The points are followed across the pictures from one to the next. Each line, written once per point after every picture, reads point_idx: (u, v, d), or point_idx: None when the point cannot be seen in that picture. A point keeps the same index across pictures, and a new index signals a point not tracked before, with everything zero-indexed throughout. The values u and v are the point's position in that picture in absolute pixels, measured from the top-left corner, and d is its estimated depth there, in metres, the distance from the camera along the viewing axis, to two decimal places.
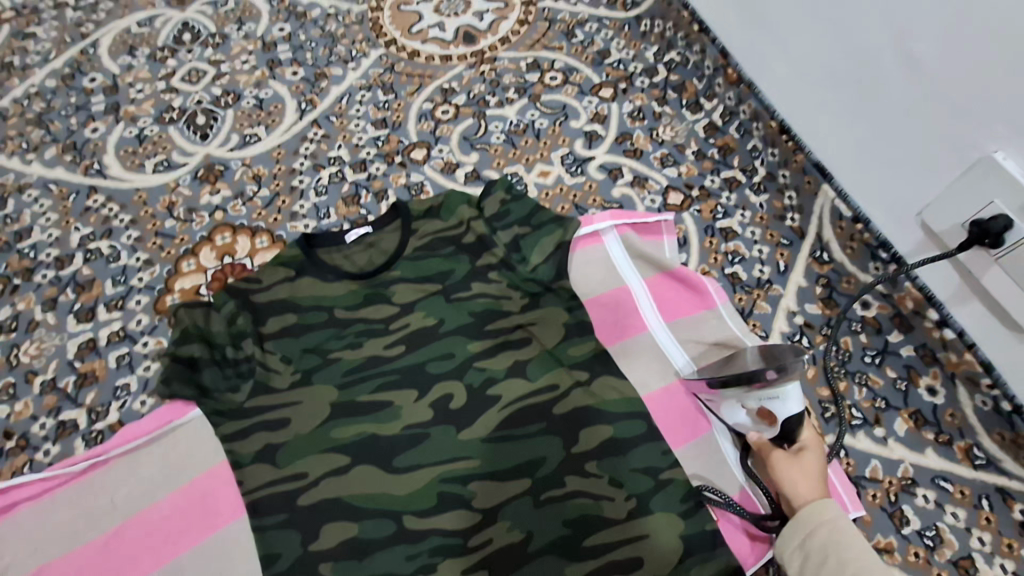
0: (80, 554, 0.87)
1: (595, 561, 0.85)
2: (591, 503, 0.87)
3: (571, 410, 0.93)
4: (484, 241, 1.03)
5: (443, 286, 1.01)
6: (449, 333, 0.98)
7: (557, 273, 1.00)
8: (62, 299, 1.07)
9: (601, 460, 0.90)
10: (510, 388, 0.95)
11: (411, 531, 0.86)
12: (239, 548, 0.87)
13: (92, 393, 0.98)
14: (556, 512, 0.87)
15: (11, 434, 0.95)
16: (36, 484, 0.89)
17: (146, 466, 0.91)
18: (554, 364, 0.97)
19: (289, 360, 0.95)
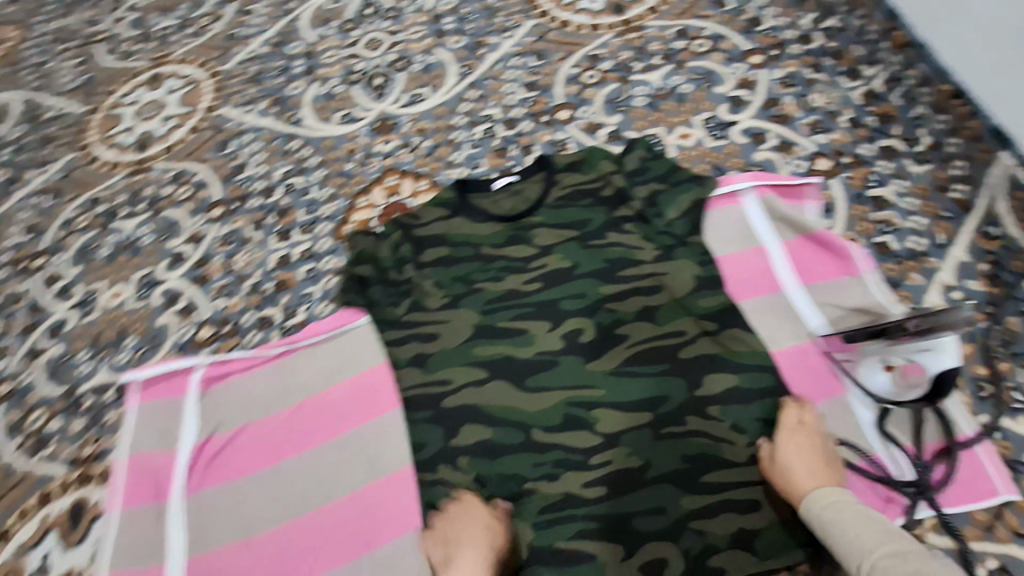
0: (273, 419, 1.07)
1: (711, 497, 0.89)
2: (711, 444, 0.92)
3: (696, 356, 0.97)
4: (622, 194, 1.09)
5: (580, 233, 1.07)
6: (583, 275, 1.04)
7: (692, 229, 1.06)
8: (267, 222, 1.30)
9: (724, 406, 0.93)
10: (638, 330, 0.99)
11: (538, 443, 0.94)
12: (395, 432, 1.02)
13: (287, 296, 1.20)
14: (675, 447, 0.92)
15: (227, 321, 1.19)
16: (245, 360, 1.11)
17: (325, 358, 1.10)
18: (683, 313, 1.00)
19: (441, 285, 1.06)
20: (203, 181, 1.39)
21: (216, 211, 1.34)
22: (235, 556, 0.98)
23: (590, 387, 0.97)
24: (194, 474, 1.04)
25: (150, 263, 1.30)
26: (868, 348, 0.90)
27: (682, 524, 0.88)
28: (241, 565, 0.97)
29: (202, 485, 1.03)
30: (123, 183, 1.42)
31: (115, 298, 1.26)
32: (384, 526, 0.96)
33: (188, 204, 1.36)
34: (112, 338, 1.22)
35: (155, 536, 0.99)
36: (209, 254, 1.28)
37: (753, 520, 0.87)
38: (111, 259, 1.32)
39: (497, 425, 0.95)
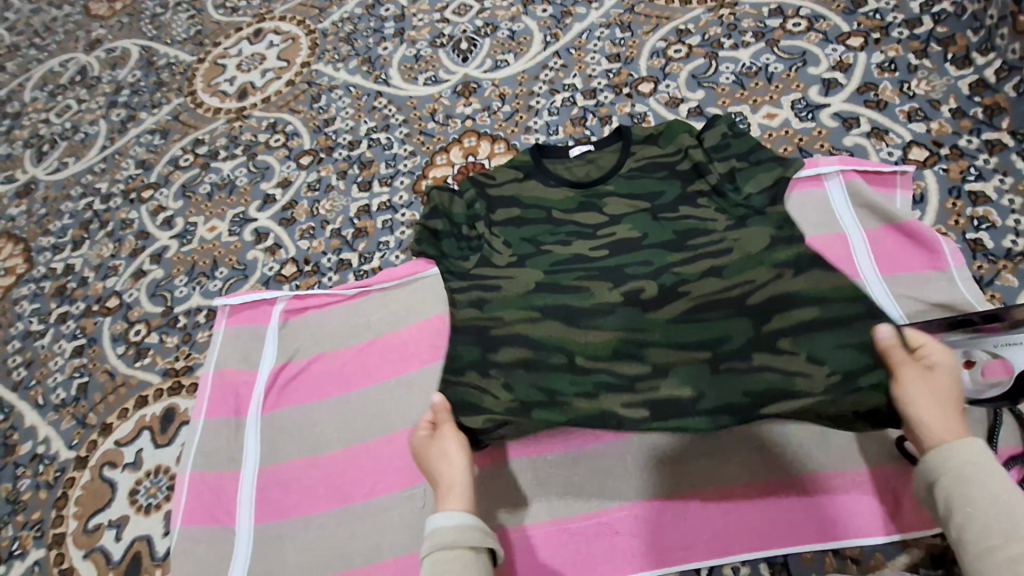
0: (343, 353, 1.15)
1: None
2: (780, 380, 0.83)
3: (767, 299, 0.88)
4: (699, 168, 1.06)
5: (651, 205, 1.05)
6: (652, 246, 1.00)
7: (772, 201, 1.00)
8: (350, 172, 1.38)
9: (796, 336, 0.85)
10: (702, 287, 0.93)
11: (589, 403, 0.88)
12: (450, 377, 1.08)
13: (364, 243, 1.27)
14: (735, 383, 0.85)
15: (308, 261, 1.28)
16: (322, 296, 1.20)
17: (395, 302, 1.17)
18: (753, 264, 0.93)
19: (509, 245, 1.06)
20: (296, 131, 1.48)
21: (305, 159, 1.42)
22: (300, 471, 1.06)
23: None
24: (270, 394, 1.13)
25: (243, 202, 1.40)
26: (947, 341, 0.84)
27: None
28: (306, 480, 1.04)
29: (277, 405, 1.12)
30: (224, 128, 1.54)
31: (211, 232, 1.38)
32: None
33: (280, 151, 1.46)
34: (207, 267, 1.33)
35: (234, 445, 1.09)
36: (296, 198, 1.37)
37: None
38: (210, 196, 1.43)
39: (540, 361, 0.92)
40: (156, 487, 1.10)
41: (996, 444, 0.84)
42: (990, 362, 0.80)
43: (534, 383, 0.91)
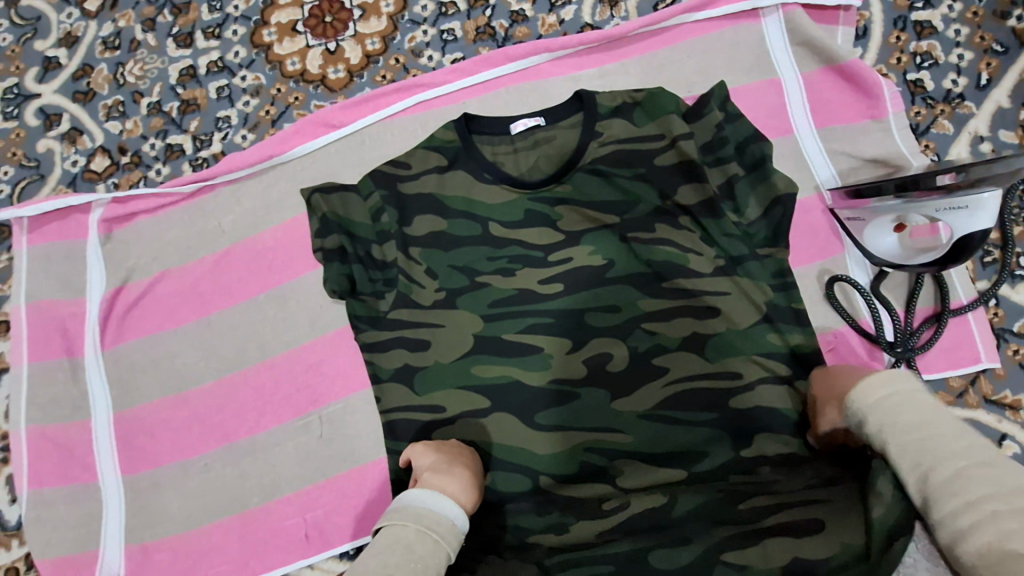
0: (194, 269, 0.91)
1: (667, 390, 0.81)
2: (689, 320, 0.81)
3: (676, 163, 0.83)
4: (617, 47, 0.92)
5: (576, 94, 0.88)
6: (566, 130, 0.88)
7: (690, 70, 0.91)
8: (161, 21, 1.01)
9: (698, 215, 0.82)
10: (612, 157, 0.85)
11: (492, 337, 0.84)
12: (319, 292, 0.89)
13: (196, 121, 0.97)
14: (636, 319, 0.82)
15: (125, 150, 0.97)
16: (152, 198, 0.92)
17: (250, 198, 0.92)
18: (663, 109, 0.85)
19: (411, 153, 0.90)
20: None
21: (91, 4, 1.03)
22: (163, 411, 0.88)
23: (571, 245, 0.86)
24: (108, 327, 0.91)
25: (14, 71, 1.02)
26: (881, 205, 0.77)
27: (636, 418, 0.80)
28: (173, 421, 0.87)
29: (119, 339, 0.91)
30: None
31: None
32: (332, 384, 0.86)
33: None
34: None
35: (73, 391, 0.89)
36: (91, 61, 1.01)
37: (709, 417, 0.79)
38: None
39: (500, 478, 0.80)
40: None
41: (914, 306, 0.81)
42: (922, 226, 0.76)
43: (452, 264, 0.87)
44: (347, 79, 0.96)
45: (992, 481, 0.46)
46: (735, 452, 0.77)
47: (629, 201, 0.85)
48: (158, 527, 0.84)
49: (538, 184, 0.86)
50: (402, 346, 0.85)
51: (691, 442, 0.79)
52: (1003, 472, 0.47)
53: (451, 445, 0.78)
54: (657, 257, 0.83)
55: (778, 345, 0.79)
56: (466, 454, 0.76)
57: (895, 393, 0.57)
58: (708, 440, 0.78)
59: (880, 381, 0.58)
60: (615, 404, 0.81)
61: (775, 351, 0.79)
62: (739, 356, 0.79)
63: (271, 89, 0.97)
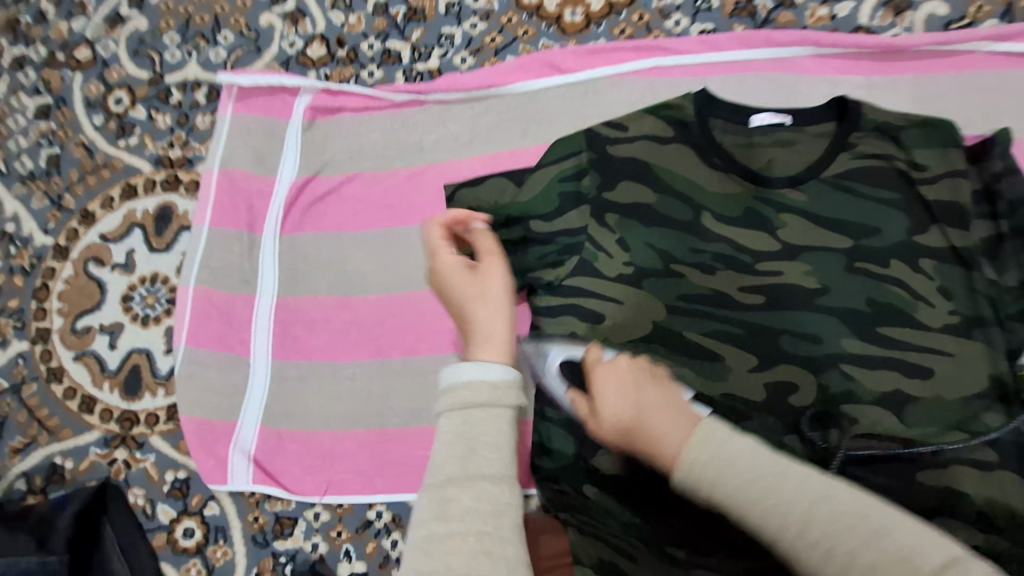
0: (384, 179, 0.89)
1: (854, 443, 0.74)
2: (897, 377, 0.75)
3: (937, 201, 0.77)
4: (892, 60, 0.82)
5: (839, 97, 0.81)
6: (816, 135, 0.81)
7: (972, 108, 0.80)
8: None
9: (941, 264, 0.76)
10: (861, 174, 0.79)
11: (669, 332, 0.79)
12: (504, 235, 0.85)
13: (418, 31, 0.94)
14: (836, 360, 0.76)
15: (343, 44, 0.96)
16: (363, 98, 0.91)
17: (458, 122, 0.89)
18: (939, 141, 0.78)
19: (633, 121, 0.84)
20: None
21: None
22: (327, 309, 0.88)
23: (786, 259, 0.79)
24: (291, 214, 0.91)
25: None
26: None
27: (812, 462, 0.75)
28: (334, 322, 0.87)
29: (298, 228, 0.91)
30: None
31: None
32: None
33: None
34: (205, 27, 1.00)
35: (246, 265, 0.90)
36: None
37: (889, 483, 0.73)
38: None
39: None
40: (154, 297, 0.92)
41: None
42: None
43: (650, 242, 0.81)
44: (583, 25, 0.91)
45: (833, 520, 0.44)
46: None
47: (870, 227, 0.78)
48: (296, 419, 0.85)
49: (772, 184, 0.80)
50: (577, 314, 0.81)
51: None
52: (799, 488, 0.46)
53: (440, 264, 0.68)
54: (879, 298, 0.77)
55: (990, 430, 0.73)
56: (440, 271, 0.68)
57: (702, 452, 0.50)
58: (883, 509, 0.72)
59: (699, 441, 0.50)
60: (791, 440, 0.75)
61: (987, 436, 0.73)
62: (945, 429, 0.73)
63: (502, 17, 0.93)
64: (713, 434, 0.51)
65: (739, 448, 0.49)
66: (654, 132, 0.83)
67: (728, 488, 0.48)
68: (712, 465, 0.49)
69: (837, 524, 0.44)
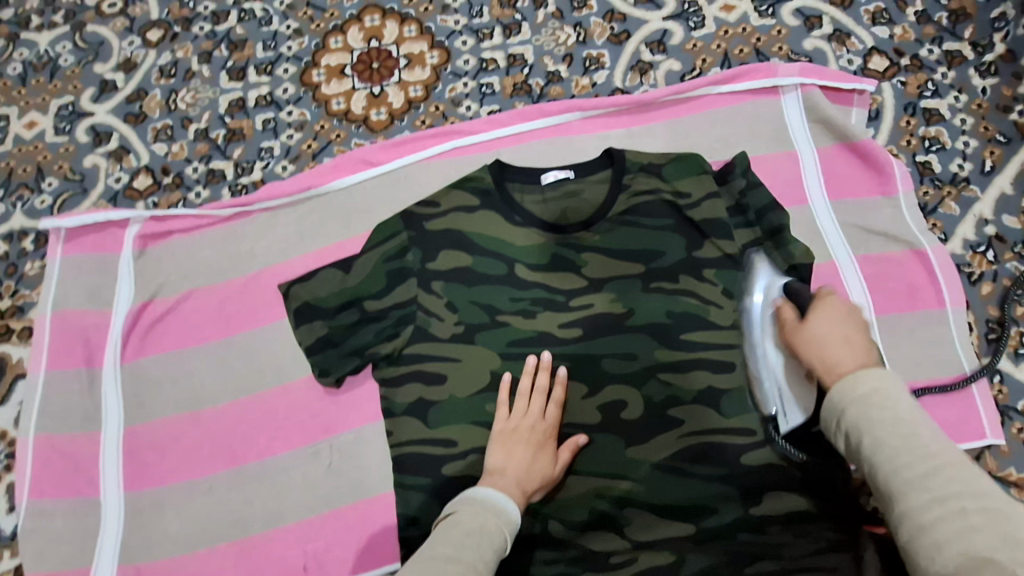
0: (220, 290, 0.93)
1: (682, 442, 0.82)
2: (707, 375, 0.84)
3: (704, 218, 0.89)
4: (645, 112, 0.98)
5: (608, 148, 0.95)
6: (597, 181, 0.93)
7: (713, 140, 0.97)
8: (217, 55, 1.08)
9: (720, 270, 0.87)
10: (638, 208, 0.91)
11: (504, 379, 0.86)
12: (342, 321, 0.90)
13: (239, 149, 1.02)
14: (653, 371, 0.84)
15: (168, 171, 1.01)
16: (190, 219, 0.96)
17: (285, 225, 0.96)
18: (693, 170, 0.92)
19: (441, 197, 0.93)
20: None
21: (153, 34, 1.10)
22: (176, 428, 0.88)
23: (594, 291, 0.89)
24: (130, 341, 0.91)
25: (72, 90, 1.08)
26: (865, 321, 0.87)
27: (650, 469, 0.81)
28: (184, 439, 0.87)
29: (140, 353, 0.91)
30: None
31: (31, 129, 1.06)
32: (345, 414, 0.87)
33: (117, 21, 1.11)
34: (29, 177, 1.03)
35: (88, 401, 0.89)
36: (146, 87, 1.07)
37: (718, 471, 0.80)
38: (23, 80, 1.09)
39: None
40: None
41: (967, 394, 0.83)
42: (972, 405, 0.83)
43: (474, 299, 0.89)
44: (388, 121, 1.02)
45: (960, 483, 0.52)
46: (744, 511, 0.79)
47: (655, 250, 0.89)
48: (155, 548, 0.83)
49: (568, 229, 0.91)
50: (419, 380, 0.86)
51: (701, 497, 0.80)
52: (968, 475, 0.52)
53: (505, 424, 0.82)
54: (677, 309, 0.86)
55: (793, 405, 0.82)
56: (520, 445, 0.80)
57: (884, 399, 0.58)
58: (719, 497, 0.80)
59: (861, 377, 0.60)
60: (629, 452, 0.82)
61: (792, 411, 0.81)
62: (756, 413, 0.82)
63: (315, 125, 1.02)
64: (877, 379, 0.60)
65: (904, 407, 0.58)
66: (459, 203, 0.92)
67: (892, 444, 0.56)
68: (872, 394, 0.59)
69: (971, 505, 0.50)
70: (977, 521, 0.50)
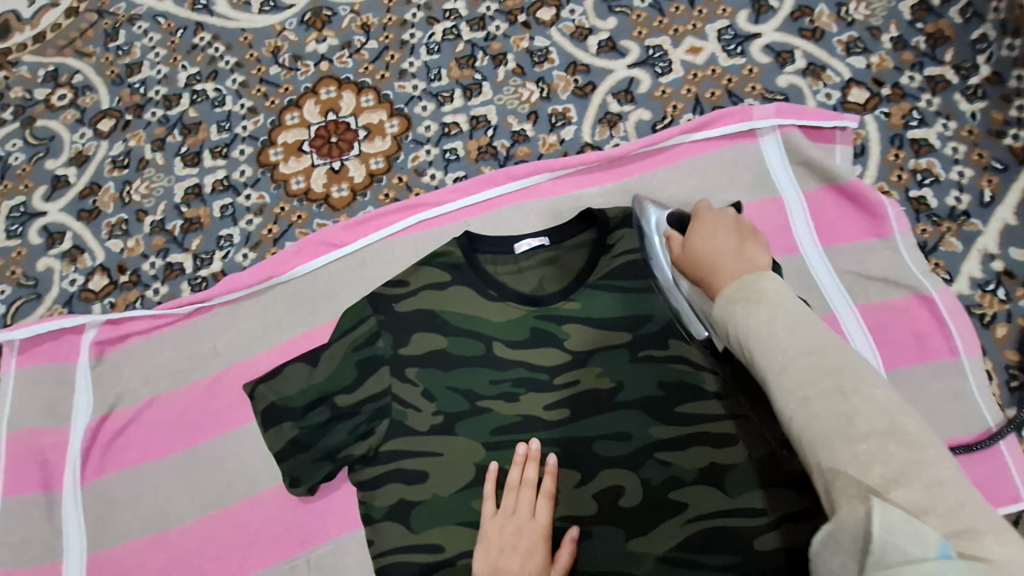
0: (182, 395, 0.88)
1: (688, 530, 0.75)
2: (709, 452, 0.77)
3: None
4: (618, 167, 0.94)
5: (583, 210, 0.89)
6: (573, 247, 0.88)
7: (693, 191, 0.92)
8: (170, 140, 1.04)
9: None
10: (620, 272, 0.85)
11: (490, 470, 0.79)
12: None
13: (197, 239, 0.97)
14: (650, 450, 0.78)
15: (124, 269, 0.97)
16: (148, 319, 0.90)
17: (247, 317, 0.90)
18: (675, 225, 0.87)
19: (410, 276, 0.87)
20: (86, 82, 1.10)
21: (104, 124, 1.06)
22: (142, 551, 0.82)
23: (580, 366, 0.83)
24: (90, 460, 0.86)
25: (22, 189, 1.04)
26: None
27: (656, 562, 0.75)
28: (151, 564, 0.81)
29: (101, 472, 0.85)
30: None
31: None
32: (322, 522, 0.82)
33: (67, 113, 1.08)
34: None
35: (47, 530, 0.83)
36: (98, 180, 1.03)
37: (730, 559, 0.74)
38: None
39: None
40: None
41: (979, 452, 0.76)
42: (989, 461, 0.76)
43: (451, 385, 0.83)
44: (350, 198, 0.97)
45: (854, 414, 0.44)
46: None
47: (642, 317, 0.83)
48: None
49: (545, 300, 0.85)
50: (398, 480, 0.80)
51: None
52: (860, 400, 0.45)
53: (494, 526, 0.76)
54: (669, 380, 0.80)
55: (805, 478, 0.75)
56: (512, 554, 0.75)
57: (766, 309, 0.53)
58: None
59: (756, 285, 0.56)
60: (631, 544, 0.76)
61: (803, 483, 0.75)
62: (765, 490, 0.75)
63: (274, 207, 0.97)
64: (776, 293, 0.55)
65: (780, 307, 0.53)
66: (428, 281, 0.86)
67: (761, 348, 0.51)
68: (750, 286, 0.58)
69: (825, 395, 0.46)
70: (829, 409, 0.45)
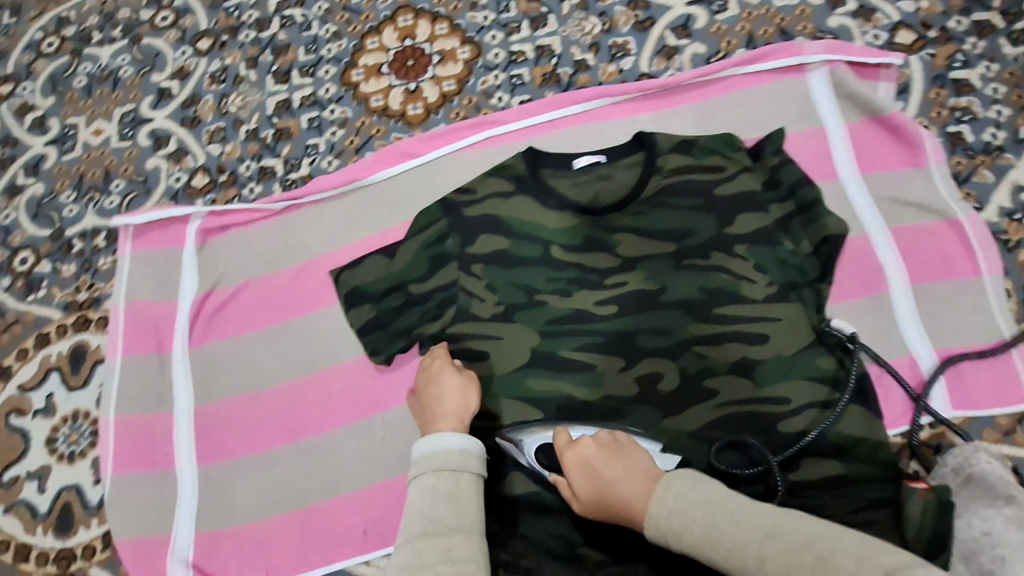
0: (275, 279, 1.00)
1: (717, 412, 0.85)
2: (742, 347, 0.86)
3: (734, 193, 0.92)
4: (672, 96, 1.01)
5: (639, 132, 0.98)
6: (627, 164, 0.96)
7: (741, 120, 0.99)
8: (262, 60, 1.15)
9: (752, 245, 0.89)
10: (669, 188, 0.93)
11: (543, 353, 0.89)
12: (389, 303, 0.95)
13: (288, 146, 1.08)
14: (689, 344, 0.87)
15: (223, 170, 1.09)
16: (247, 213, 1.02)
17: (333, 215, 1.02)
18: (724, 148, 0.95)
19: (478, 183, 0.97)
20: (186, 5, 1.21)
21: (202, 44, 1.18)
22: (240, 406, 0.95)
23: (628, 269, 0.92)
24: (196, 327, 0.99)
25: (132, 98, 1.16)
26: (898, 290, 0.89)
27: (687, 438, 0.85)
28: (249, 416, 0.95)
29: (205, 338, 0.99)
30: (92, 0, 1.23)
31: (98, 135, 1.15)
32: (394, 390, 0.94)
33: (170, 33, 1.19)
34: (98, 180, 1.12)
35: (161, 383, 0.97)
36: (199, 93, 1.14)
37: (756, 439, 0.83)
38: (88, 91, 1.18)
39: (552, 488, 0.84)
40: (77, 433, 0.98)
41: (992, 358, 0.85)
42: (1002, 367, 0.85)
43: (511, 280, 0.92)
44: (425, 115, 1.07)
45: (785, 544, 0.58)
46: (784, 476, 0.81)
47: (688, 228, 0.91)
48: (229, 516, 0.91)
49: (600, 211, 0.94)
50: (461, 358, 0.91)
51: (739, 463, 0.82)
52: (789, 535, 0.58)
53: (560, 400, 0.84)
54: (710, 285, 0.88)
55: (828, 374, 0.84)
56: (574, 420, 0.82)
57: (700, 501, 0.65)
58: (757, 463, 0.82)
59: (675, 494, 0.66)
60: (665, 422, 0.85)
61: (825, 378, 0.84)
62: (791, 383, 0.84)
63: (356, 122, 1.08)
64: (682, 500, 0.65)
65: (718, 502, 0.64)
66: (495, 189, 0.96)
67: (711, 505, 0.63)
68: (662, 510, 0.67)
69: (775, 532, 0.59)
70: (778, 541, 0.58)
